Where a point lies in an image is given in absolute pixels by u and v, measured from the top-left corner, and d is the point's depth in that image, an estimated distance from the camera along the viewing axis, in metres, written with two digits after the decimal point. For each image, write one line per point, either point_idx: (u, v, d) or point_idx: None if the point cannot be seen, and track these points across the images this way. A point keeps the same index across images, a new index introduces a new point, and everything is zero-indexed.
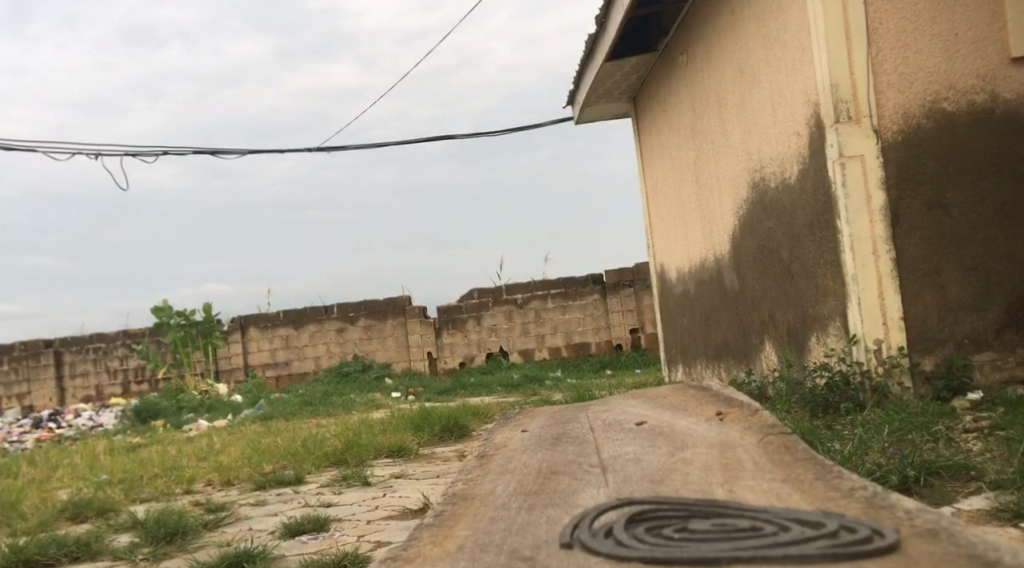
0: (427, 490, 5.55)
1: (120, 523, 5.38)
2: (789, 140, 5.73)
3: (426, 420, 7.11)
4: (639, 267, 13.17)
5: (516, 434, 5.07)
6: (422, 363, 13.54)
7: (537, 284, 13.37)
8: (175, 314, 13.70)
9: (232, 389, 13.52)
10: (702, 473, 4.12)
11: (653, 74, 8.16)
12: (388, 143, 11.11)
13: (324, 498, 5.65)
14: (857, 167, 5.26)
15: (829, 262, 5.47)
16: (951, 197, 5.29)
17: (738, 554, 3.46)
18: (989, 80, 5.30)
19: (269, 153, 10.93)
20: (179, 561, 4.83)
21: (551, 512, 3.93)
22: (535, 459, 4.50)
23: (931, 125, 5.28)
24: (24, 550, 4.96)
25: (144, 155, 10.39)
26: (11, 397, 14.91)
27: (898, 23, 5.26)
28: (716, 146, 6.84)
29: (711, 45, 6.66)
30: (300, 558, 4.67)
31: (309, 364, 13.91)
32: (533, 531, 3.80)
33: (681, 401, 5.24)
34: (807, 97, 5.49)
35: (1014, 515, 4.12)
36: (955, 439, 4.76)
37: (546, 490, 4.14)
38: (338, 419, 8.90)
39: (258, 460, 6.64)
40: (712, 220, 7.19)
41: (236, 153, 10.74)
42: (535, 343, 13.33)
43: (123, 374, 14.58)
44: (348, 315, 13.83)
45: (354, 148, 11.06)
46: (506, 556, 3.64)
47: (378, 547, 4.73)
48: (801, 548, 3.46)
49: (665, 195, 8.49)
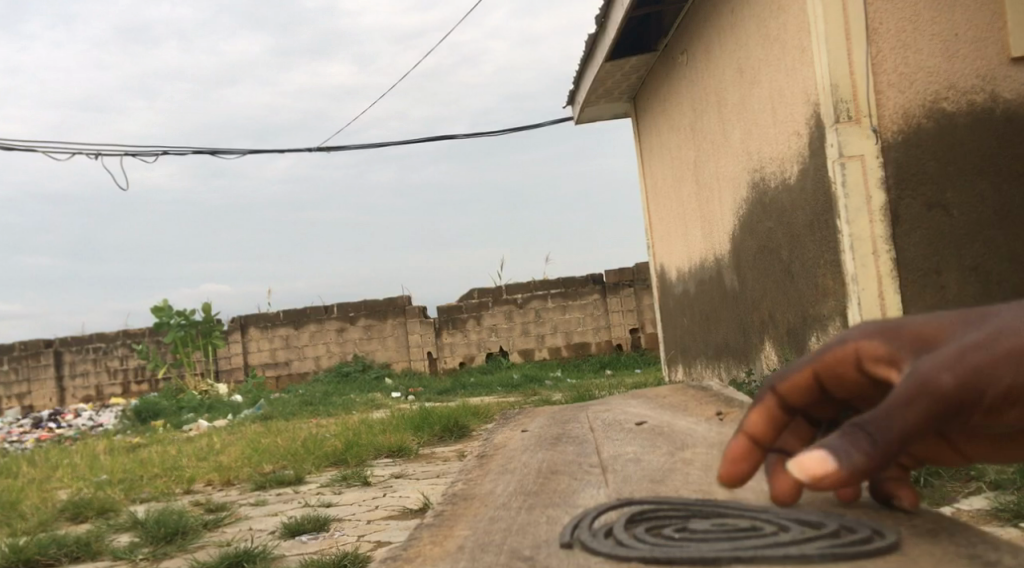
0: (426, 490, 5.56)
1: (121, 523, 5.39)
2: (790, 140, 5.73)
3: (426, 419, 7.12)
4: (639, 266, 13.16)
5: (516, 434, 5.06)
6: (423, 363, 13.54)
7: (537, 284, 13.38)
8: (175, 314, 13.75)
9: (231, 389, 13.56)
10: (703, 473, 4.10)
11: (653, 74, 8.17)
12: (387, 146, 12.36)
13: (324, 498, 5.65)
14: (857, 167, 5.26)
15: (829, 262, 5.48)
16: (951, 197, 5.30)
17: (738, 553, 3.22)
18: (990, 80, 5.30)
19: (268, 154, 12.25)
20: (180, 561, 4.82)
21: (551, 512, 3.79)
22: (536, 459, 4.48)
23: (931, 125, 5.28)
24: (23, 549, 4.95)
25: (144, 155, 11.70)
26: (11, 397, 15.01)
27: (899, 22, 5.25)
28: (716, 146, 6.85)
29: (711, 46, 6.67)
30: (301, 558, 4.67)
31: (309, 364, 13.93)
32: (533, 531, 3.65)
33: (681, 402, 5.23)
34: (807, 96, 5.49)
35: (1014, 515, 4.06)
36: None
37: (545, 490, 4.05)
38: (337, 418, 8.90)
39: (259, 460, 6.64)
40: (712, 219, 7.19)
41: (234, 153, 12.04)
42: (535, 343, 13.32)
43: (123, 374, 14.58)
44: (348, 316, 13.85)
45: (354, 149, 12.34)
46: (506, 556, 3.45)
47: (378, 547, 4.72)
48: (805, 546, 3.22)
49: (665, 195, 8.50)
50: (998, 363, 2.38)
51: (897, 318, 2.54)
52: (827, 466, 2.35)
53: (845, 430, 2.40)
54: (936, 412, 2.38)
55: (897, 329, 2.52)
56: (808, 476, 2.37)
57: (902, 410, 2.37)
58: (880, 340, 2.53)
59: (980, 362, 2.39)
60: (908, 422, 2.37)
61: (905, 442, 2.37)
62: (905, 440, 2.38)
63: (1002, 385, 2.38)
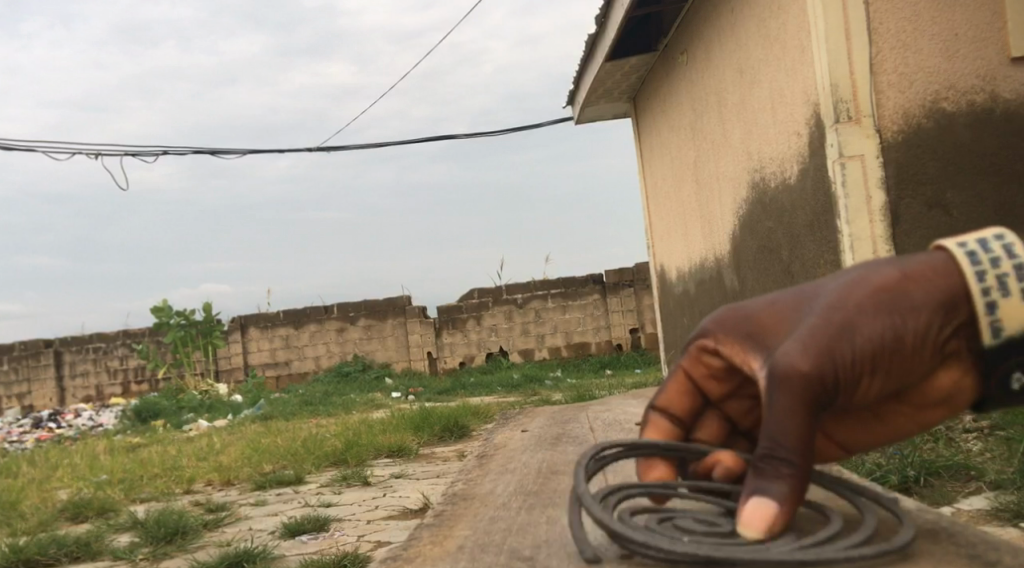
0: (426, 490, 5.56)
1: (120, 523, 5.39)
2: (790, 140, 5.73)
3: (426, 420, 7.13)
4: (639, 266, 13.14)
5: (516, 434, 5.04)
6: (423, 363, 13.54)
7: (537, 284, 13.39)
8: (175, 314, 13.75)
9: (231, 389, 13.61)
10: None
11: (653, 74, 8.17)
12: (388, 144, 12.57)
13: (324, 498, 5.64)
14: (857, 167, 5.25)
15: (829, 262, 5.49)
16: (951, 197, 5.30)
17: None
18: (989, 79, 5.30)
19: (270, 153, 12.51)
20: (180, 561, 4.80)
21: (551, 512, 3.45)
22: (535, 459, 4.42)
23: (931, 125, 5.27)
24: (24, 550, 4.96)
25: (144, 155, 11.94)
26: (11, 397, 15.02)
27: (899, 23, 5.25)
28: (716, 147, 6.85)
29: (711, 47, 6.67)
30: (300, 558, 4.66)
31: (309, 364, 13.94)
32: (534, 531, 3.32)
33: None
34: (807, 96, 5.49)
35: (1014, 515, 4.04)
36: (956, 439, 4.78)
37: (545, 490, 3.78)
38: (337, 418, 8.90)
39: (258, 460, 6.64)
40: (712, 220, 7.19)
41: (235, 153, 12.28)
42: (535, 343, 13.32)
43: (123, 374, 14.58)
44: (348, 316, 13.86)
45: (355, 148, 12.51)
46: (506, 556, 3.15)
47: (378, 547, 4.72)
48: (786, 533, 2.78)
49: (665, 195, 8.50)
50: (839, 340, 2.61)
51: (746, 310, 2.79)
52: (766, 511, 2.65)
53: (760, 466, 2.67)
54: (807, 399, 2.60)
55: (750, 321, 2.76)
56: (762, 529, 2.66)
57: (783, 412, 2.60)
58: (735, 337, 2.78)
59: (826, 340, 2.62)
60: (801, 424, 2.61)
61: (802, 441, 2.61)
62: (801, 443, 2.62)
63: (851, 355, 2.60)
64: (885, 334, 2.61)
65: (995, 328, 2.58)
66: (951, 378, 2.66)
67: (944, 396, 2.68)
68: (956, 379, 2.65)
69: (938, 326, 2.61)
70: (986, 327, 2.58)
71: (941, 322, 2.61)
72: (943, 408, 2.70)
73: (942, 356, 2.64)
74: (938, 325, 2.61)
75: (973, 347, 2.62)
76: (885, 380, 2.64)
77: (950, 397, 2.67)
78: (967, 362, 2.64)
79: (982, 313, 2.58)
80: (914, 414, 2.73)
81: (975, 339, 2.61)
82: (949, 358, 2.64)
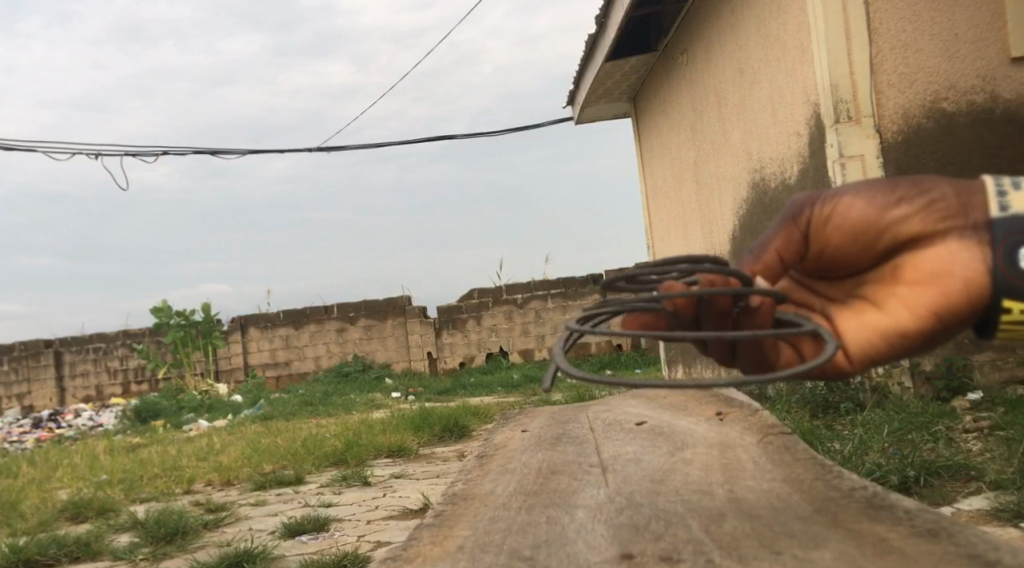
0: (426, 490, 5.56)
1: (120, 523, 5.39)
2: (789, 140, 5.74)
3: (426, 420, 7.12)
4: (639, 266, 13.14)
5: (516, 434, 5.03)
6: (423, 363, 13.53)
7: (537, 285, 13.40)
8: (175, 314, 13.79)
9: (233, 389, 13.70)
10: (710, 455, 3.82)
11: (654, 74, 8.17)
12: (386, 144, 12.70)
13: (324, 498, 5.65)
14: (857, 167, 5.25)
15: None
16: None
17: (709, 556, 2.94)
18: (990, 80, 5.29)
19: (269, 153, 12.35)
20: (179, 561, 4.80)
21: (551, 511, 3.44)
22: (535, 460, 4.40)
23: (931, 125, 5.27)
24: (23, 550, 4.96)
25: (144, 155, 11.86)
26: (11, 397, 15.05)
27: (899, 23, 5.25)
28: (716, 146, 6.85)
29: (711, 46, 6.67)
30: (300, 558, 4.65)
31: (309, 364, 13.94)
32: (534, 531, 3.31)
33: (681, 401, 5.17)
34: (807, 96, 5.49)
35: (1013, 515, 4.03)
36: (956, 439, 4.78)
37: (545, 489, 3.77)
38: (337, 418, 8.91)
39: (258, 460, 6.65)
40: (712, 220, 7.20)
41: (237, 153, 12.22)
42: (535, 343, 13.33)
43: (123, 374, 14.58)
44: (348, 316, 13.86)
45: (354, 148, 12.57)
46: (506, 556, 3.14)
47: (378, 547, 4.72)
48: (757, 335, 2.56)
49: (665, 195, 8.50)
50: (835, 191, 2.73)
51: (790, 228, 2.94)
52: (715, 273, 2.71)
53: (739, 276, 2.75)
54: (790, 223, 2.72)
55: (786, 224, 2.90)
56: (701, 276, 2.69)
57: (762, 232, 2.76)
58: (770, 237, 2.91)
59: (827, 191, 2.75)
60: (776, 242, 2.74)
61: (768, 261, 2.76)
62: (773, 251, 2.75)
63: (847, 190, 2.68)
64: (886, 184, 2.67)
65: (1005, 205, 2.60)
66: (945, 255, 2.61)
67: (938, 270, 2.62)
68: (957, 252, 2.61)
69: (944, 194, 2.63)
70: (994, 203, 2.61)
71: (941, 196, 2.63)
72: (934, 290, 2.62)
73: (945, 227, 2.63)
74: (946, 195, 2.63)
75: (981, 225, 2.61)
76: (867, 229, 2.67)
77: (944, 272, 2.61)
78: (972, 236, 2.61)
79: (990, 196, 2.61)
80: (907, 296, 2.64)
81: (981, 216, 2.61)
82: (955, 232, 2.62)
